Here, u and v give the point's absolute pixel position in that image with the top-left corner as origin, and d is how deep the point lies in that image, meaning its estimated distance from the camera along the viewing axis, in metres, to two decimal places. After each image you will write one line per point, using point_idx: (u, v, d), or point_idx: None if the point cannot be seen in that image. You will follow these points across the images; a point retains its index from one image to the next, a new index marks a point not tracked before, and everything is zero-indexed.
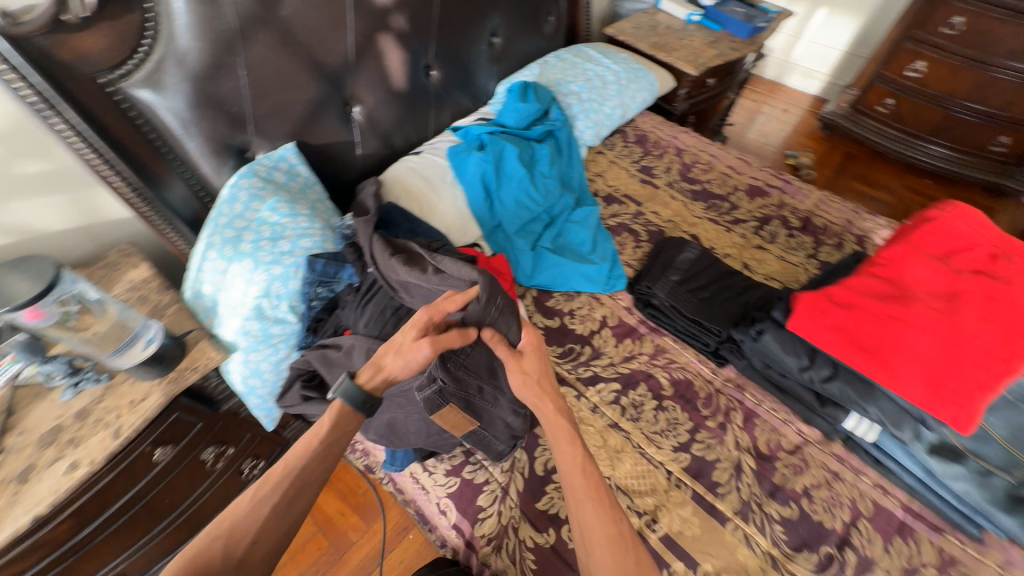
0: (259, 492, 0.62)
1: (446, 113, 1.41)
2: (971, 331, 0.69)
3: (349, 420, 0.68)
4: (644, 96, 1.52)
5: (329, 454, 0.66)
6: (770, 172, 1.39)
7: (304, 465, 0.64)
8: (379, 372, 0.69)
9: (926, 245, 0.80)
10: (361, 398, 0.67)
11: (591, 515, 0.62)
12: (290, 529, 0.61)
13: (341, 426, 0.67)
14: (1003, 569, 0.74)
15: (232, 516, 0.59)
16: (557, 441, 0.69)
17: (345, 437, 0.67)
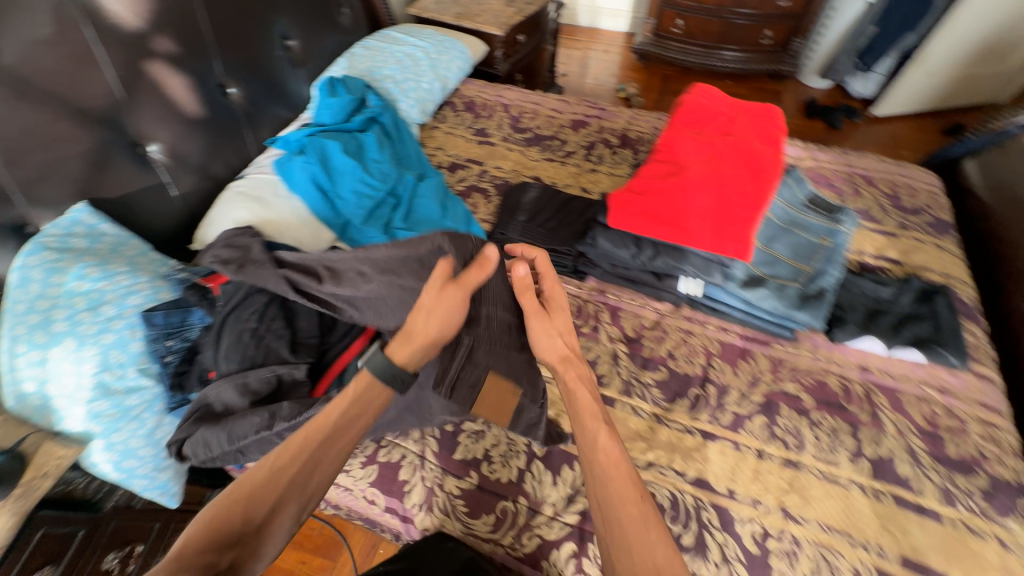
0: (277, 461, 0.58)
1: (265, 129, 1.35)
2: (730, 182, 0.87)
3: (374, 393, 0.65)
4: (459, 64, 1.58)
5: (352, 427, 0.62)
6: (586, 105, 1.55)
7: (327, 435, 0.60)
8: (406, 341, 0.69)
9: (688, 125, 0.96)
10: (391, 370, 0.66)
11: (611, 487, 0.58)
12: (309, 498, 0.58)
13: (365, 399, 0.64)
14: (812, 352, 0.96)
15: (249, 485, 0.56)
16: (584, 422, 0.65)
17: (368, 410, 0.64)
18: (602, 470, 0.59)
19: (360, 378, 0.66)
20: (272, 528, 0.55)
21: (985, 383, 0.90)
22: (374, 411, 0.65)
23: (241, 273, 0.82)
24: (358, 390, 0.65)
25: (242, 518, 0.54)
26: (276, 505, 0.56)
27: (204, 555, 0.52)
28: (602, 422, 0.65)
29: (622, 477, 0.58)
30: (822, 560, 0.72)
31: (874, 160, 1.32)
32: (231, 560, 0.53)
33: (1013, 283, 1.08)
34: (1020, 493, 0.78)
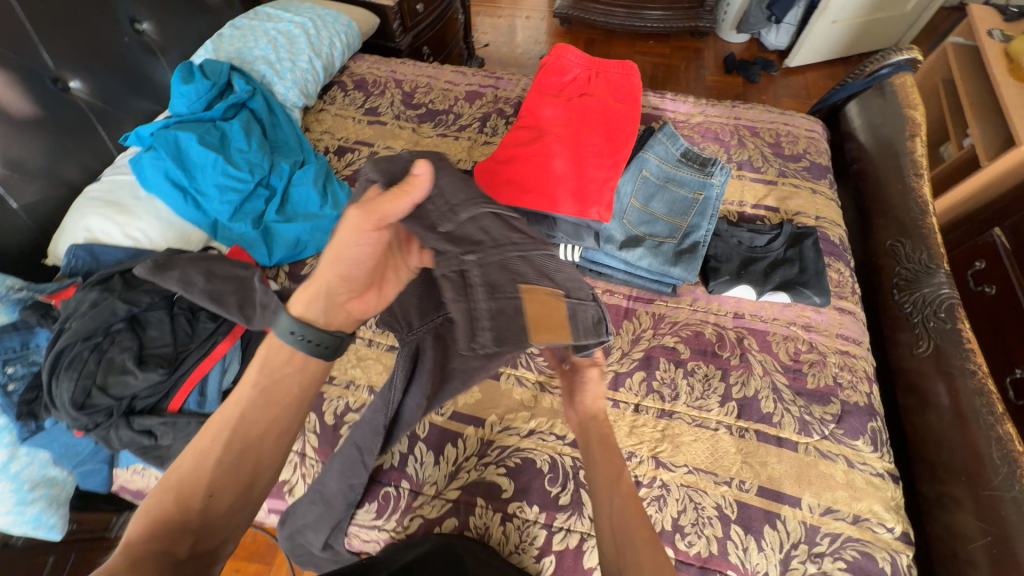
0: (201, 443, 0.50)
1: (127, 125, 1.23)
2: (586, 143, 0.90)
3: (291, 359, 0.55)
4: (345, 40, 1.47)
5: (280, 392, 0.54)
6: (483, 75, 1.49)
7: (250, 405, 0.52)
8: (309, 287, 0.56)
9: (548, 89, 1.01)
10: (302, 326, 0.54)
11: (631, 512, 0.54)
12: (252, 474, 0.51)
13: (280, 363, 0.54)
14: (691, 305, 0.98)
15: (177, 474, 0.48)
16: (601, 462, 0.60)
17: (292, 377, 0.55)
18: (623, 531, 0.53)
19: (270, 344, 0.55)
20: (219, 512, 0.48)
21: (846, 317, 0.95)
22: (303, 375, 0.56)
23: (261, 324, 0.83)
24: (284, 359, 0.55)
25: (180, 505, 0.47)
26: (215, 487, 0.48)
27: (148, 546, 0.44)
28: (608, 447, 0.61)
29: (644, 534, 0.52)
30: (688, 500, 0.77)
31: (761, 110, 1.33)
32: (190, 546, 0.45)
33: (880, 220, 1.14)
34: (868, 414, 0.84)
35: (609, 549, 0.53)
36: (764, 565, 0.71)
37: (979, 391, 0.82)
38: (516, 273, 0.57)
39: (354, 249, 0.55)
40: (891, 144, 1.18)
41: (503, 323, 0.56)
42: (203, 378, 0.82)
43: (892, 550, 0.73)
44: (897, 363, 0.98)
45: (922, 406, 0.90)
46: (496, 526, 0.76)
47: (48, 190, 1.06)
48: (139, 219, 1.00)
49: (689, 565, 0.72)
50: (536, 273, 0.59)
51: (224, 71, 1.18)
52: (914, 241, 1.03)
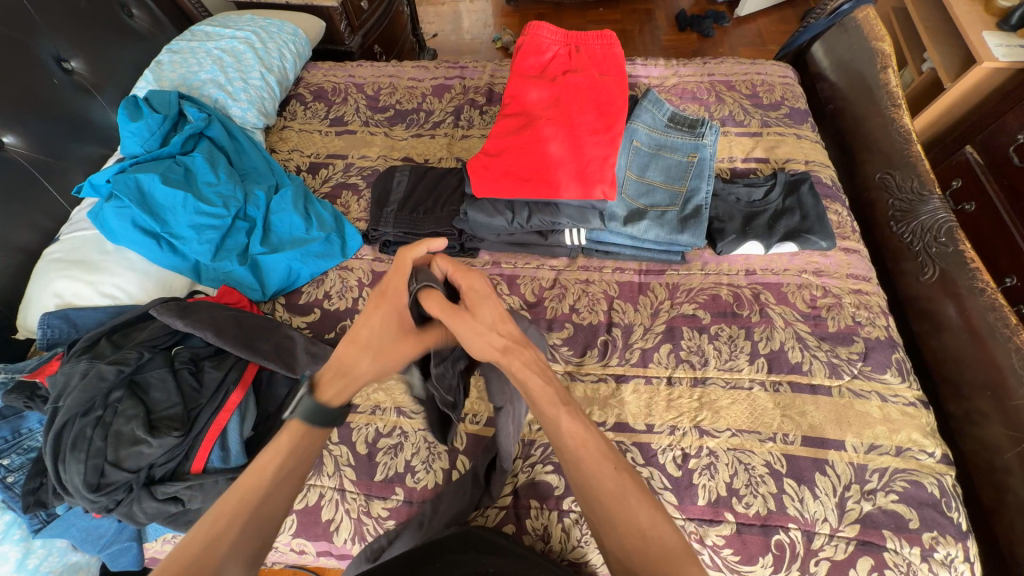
0: (212, 526, 0.46)
1: (76, 176, 1.13)
2: (579, 121, 0.88)
3: (312, 435, 0.55)
4: (294, 49, 1.39)
5: (299, 464, 0.53)
6: (446, 67, 1.43)
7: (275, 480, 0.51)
8: (342, 379, 0.58)
9: (528, 70, 0.98)
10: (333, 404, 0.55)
11: (596, 469, 0.51)
12: (264, 550, 0.48)
13: (303, 437, 0.54)
14: (702, 270, 0.98)
15: (182, 561, 0.44)
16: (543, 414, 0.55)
17: (311, 449, 0.55)
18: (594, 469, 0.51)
19: (295, 425, 0.54)
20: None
21: (853, 256, 0.97)
22: (318, 444, 0.56)
23: (271, 362, 0.80)
24: (300, 431, 0.54)
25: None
26: (222, 568, 0.44)
27: None
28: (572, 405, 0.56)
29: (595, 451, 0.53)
30: (738, 463, 0.77)
31: (733, 62, 1.31)
32: None
33: (865, 155, 1.15)
34: (891, 347, 0.86)
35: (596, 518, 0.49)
36: (822, 511, 0.73)
37: (991, 307, 0.85)
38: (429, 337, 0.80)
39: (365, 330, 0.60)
40: (863, 78, 1.19)
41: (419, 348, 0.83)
42: (223, 432, 0.77)
43: (938, 474, 0.75)
44: (905, 292, 1.01)
45: (936, 329, 0.93)
46: (555, 525, 0.75)
47: (4, 259, 0.97)
48: (114, 276, 0.93)
49: (751, 526, 0.73)
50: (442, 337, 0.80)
51: (174, 101, 1.09)
52: (903, 172, 1.05)
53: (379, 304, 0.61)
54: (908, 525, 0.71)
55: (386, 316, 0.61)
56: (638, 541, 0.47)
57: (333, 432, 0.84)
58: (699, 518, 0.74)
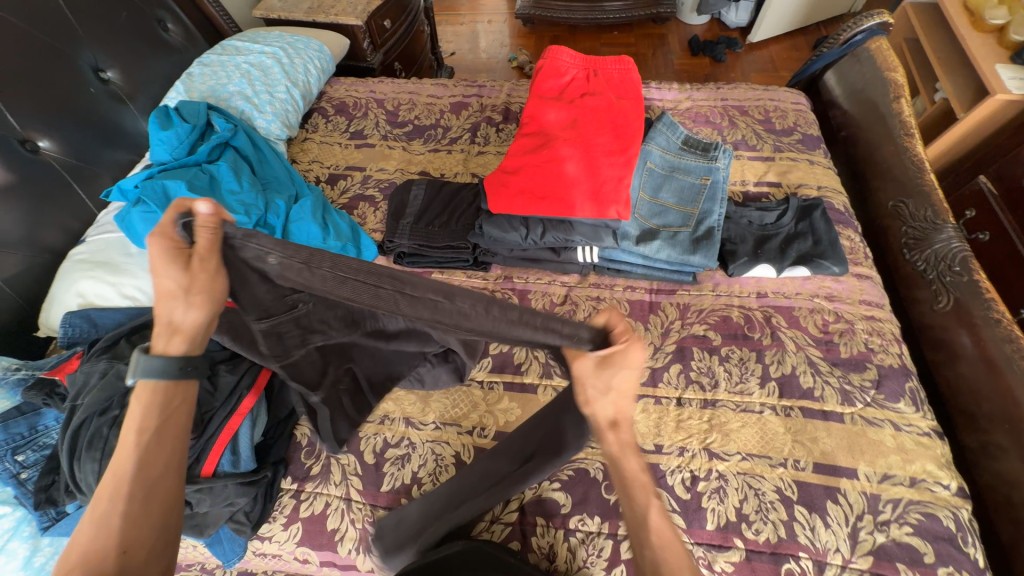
0: (99, 510, 0.50)
1: (106, 179, 1.17)
2: (595, 142, 0.90)
3: (167, 395, 0.56)
4: (319, 65, 1.44)
5: (171, 426, 0.56)
6: (464, 85, 1.47)
7: (145, 452, 0.53)
8: (177, 331, 0.56)
9: (547, 92, 1.01)
10: (175, 361, 0.55)
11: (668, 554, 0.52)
12: (167, 506, 0.53)
13: (166, 400, 0.56)
14: (713, 291, 0.98)
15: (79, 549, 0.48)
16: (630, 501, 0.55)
17: (180, 409, 0.57)
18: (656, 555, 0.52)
19: (141, 398, 0.54)
20: (140, 552, 0.50)
21: (865, 282, 0.97)
22: (182, 402, 0.57)
23: None
24: (150, 399, 0.55)
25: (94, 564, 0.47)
26: (131, 529, 0.50)
27: None
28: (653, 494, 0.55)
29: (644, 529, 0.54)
30: (747, 488, 0.76)
31: (746, 87, 1.33)
32: None
33: (879, 182, 1.16)
34: (905, 375, 0.85)
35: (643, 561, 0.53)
36: (834, 541, 0.71)
37: (1006, 338, 0.84)
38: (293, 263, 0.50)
39: (167, 282, 0.53)
40: (876, 107, 1.20)
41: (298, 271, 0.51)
42: (234, 437, 0.77)
43: (953, 507, 0.74)
44: (918, 320, 1.00)
45: (951, 359, 0.92)
46: (561, 543, 0.74)
47: (32, 257, 1.00)
48: (135, 278, 0.95)
49: (761, 554, 0.71)
50: (289, 266, 0.51)
51: (203, 112, 1.14)
52: (916, 200, 1.05)
53: (168, 257, 0.52)
54: (923, 559, 0.70)
55: (170, 263, 0.52)
56: None
57: None
58: (708, 543, 0.73)
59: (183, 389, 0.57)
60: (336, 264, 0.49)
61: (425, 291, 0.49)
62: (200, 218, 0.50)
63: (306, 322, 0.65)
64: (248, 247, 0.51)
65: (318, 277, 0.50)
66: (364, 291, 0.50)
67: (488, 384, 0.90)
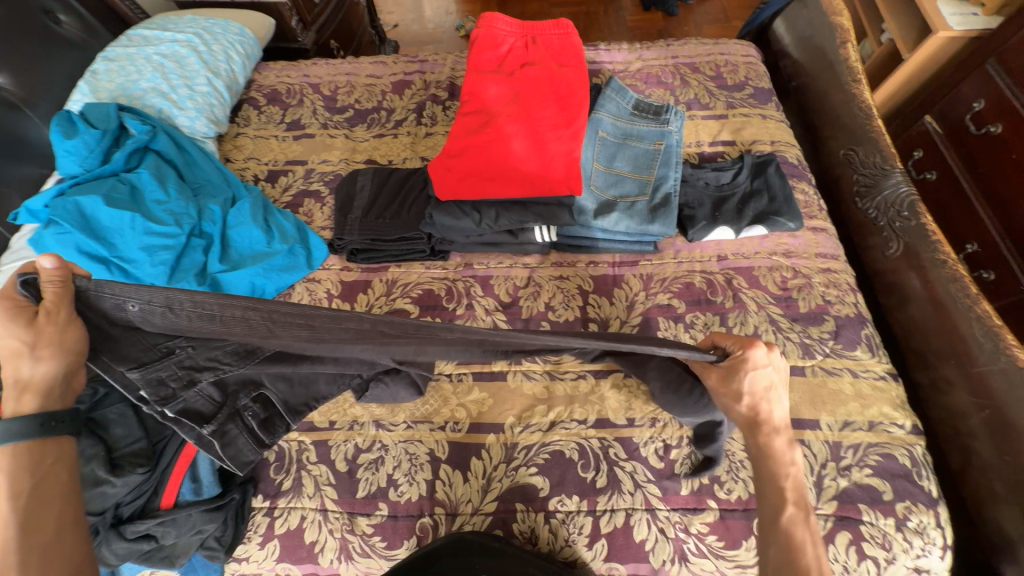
0: None
1: (14, 199, 1.05)
2: (540, 118, 0.86)
3: (36, 457, 0.50)
4: (241, 51, 1.31)
5: (48, 487, 0.50)
6: (405, 60, 1.37)
7: (27, 516, 0.48)
8: (27, 388, 0.51)
9: (484, 64, 0.95)
10: (34, 417, 0.50)
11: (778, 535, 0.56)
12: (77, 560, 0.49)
13: (33, 463, 0.50)
14: (675, 258, 0.98)
15: None
16: (771, 512, 0.58)
17: (56, 467, 0.51)
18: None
19: (1, 468, 0.48)
20: None
21: (820, 235, 0.98)
22: (59, 459, 0.52)
23: None
24: (10, 469, 0.48)
25: None
26: None
27: None
28: (805, 515, 0.57)
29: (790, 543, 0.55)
30: None
31: (696, 42, 1.29)
32: None
33: (830, 131, 1.16)
34: (860, 323, 0.88)
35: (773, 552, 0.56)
36: None
37: (952, 278, 0.87)
38: (165, 302, 0.50)
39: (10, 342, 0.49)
40: (824, 54, 1.18)
41: (170, 316, 0.51)
42: (192, 463, 0.73)
43: (908, 445, 0.77)
44: (872, 266, 1.02)
45: (903, 302, 0.94)
46: (542, 526, 0.75)
47: None
48: None
49: (733, 511, 0.74)
50: (155, 311, 0.51)
51: (113, 114, 1.03)
52: (865, 147, 1.06)
53: (10, 316, 0.49)
54: (882, 497, 0.73)
55: (11, 321, 0.49)
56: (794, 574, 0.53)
57: (311, 451, 0.82)
58: (683, 507, 0.75)
59: (57, 444, 0.52)
60: (194, 302, 0.49)
61: (287, 315, 0.50)
62: (44, 273, 0.50)
63: (191, 363, 0.57)
64: (106, 298, 0.52)
65: (186, 319, 0.51)
66: (231, 323, 0.51)
67: (456, 378, 0.88)
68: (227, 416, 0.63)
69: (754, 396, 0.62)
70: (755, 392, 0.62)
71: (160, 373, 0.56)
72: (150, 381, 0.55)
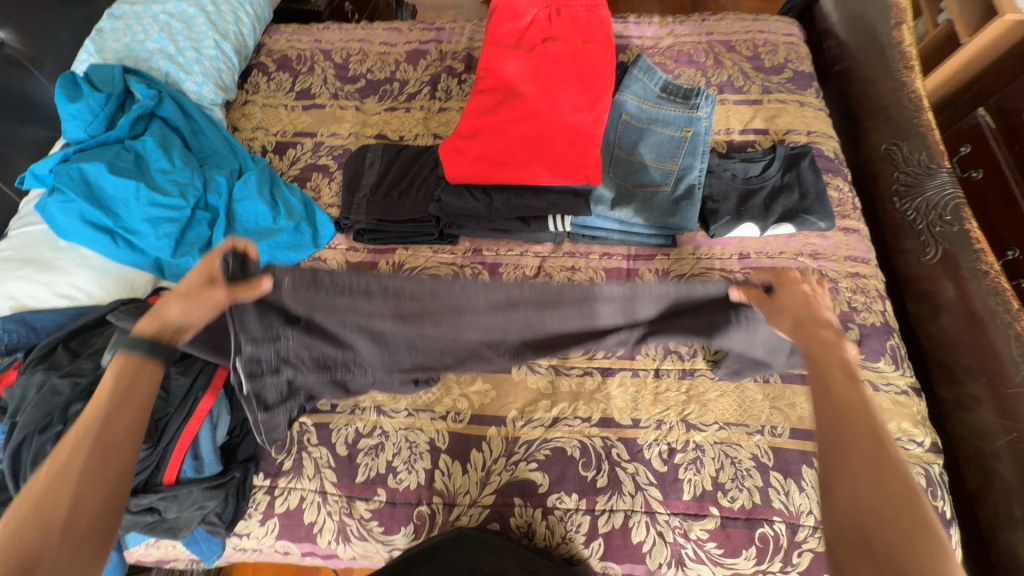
0: (56, 462, 0.48)
1: (23, 163, 1.04)
2: (560, 99, 0.81)
3: (135, 371, 0.56)
4: (250, 12, 1.25)
5: (132, 397, 0.55)
6: (421, 28, 1.30)
7: (108, 416, 0.52)
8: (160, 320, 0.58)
9: (504, 38, 0.89)
10: (145, 341, 0.57)
11: (839, 401, 0.51)
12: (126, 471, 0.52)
13: (133, 375, 0.56)
14: (694, 254, 0.93)
15: (32, 491, 0.46)
16: (820, 382, 0.54)
17: (144, 383, 0.56)
18: (858, 495, 0.45)
19: (114, 368, 0.55)
20: (92, 510, 0.48)
21: (852, 236, 0.92)
22: (150, 377, 0.57)
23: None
24: (116, 375, 0.55)
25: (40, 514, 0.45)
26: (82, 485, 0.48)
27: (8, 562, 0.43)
28: (855, 378, 0.53)
29: (860, 421, 0.49)
30: (724, 457, 0.76)
31: (734, 18, 1.19)
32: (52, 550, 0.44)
33: (872, 122, 1.07)
34: (886, 333, 0.83)
35: (830, 424, 0.50)
36: (807, 504, 0.72)
37: (993, 290, 0.81)
38: (318, 283, 0.60)
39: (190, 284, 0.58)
40: (875, 36, 1.08)
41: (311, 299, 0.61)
42: (194, 441, 0.74)
43: (924, 463, 0.74)
44: (904, 273, 0.96)
45: (934, 311, 0.89)
46: (539, 521, 0.75)
47: None
48: (69, 274, 0.87)
49: (735, 520, 0.72)
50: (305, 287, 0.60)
51: (118, 77, 0.99)
52: (911, 142, 0.97)
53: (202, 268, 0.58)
54: None
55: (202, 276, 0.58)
56: (860, 445, 0.47)
57: (312, 434, 0.82)
58: (684, 512, 0.73)
59: (151, 366, 0.57)
60: (343, 282, 0.60)
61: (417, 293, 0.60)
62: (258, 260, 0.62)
63: (285, 355, 0.68)
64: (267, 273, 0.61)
65: (326, 298, 0.60)
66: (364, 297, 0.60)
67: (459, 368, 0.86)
68: (282, 409, 0.75)
69: (803, 299, 0.61)
70: (803, 298, 0.61)
71: (261, 355, 0.67)
72: (250, 357, 0.66)
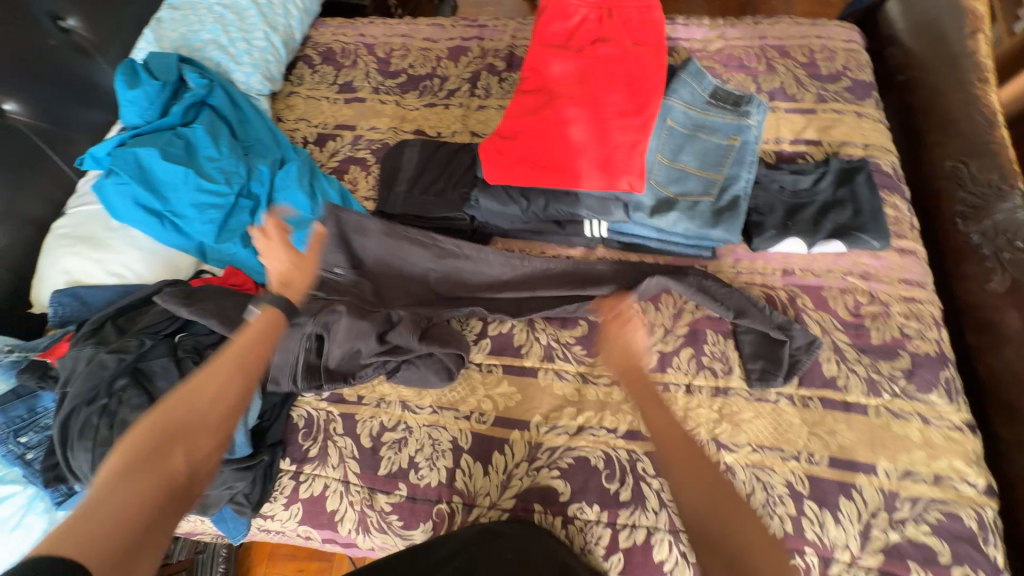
0: (204, 377, 0.58)
1: (83, 145, 1.09)
2: (605, 102, 0.79)
3: (274, 322, 0.68)
4: (299, 6, 1.28)
5: (264, 343, 0.65)
6: (463, 24, 1.29)
7: (248, 355, 0.63)
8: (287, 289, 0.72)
9: (551, 38, 0.88)
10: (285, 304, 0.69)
11: (670, 434, 0.57)
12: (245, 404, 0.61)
13: (272, 325, 0.67)
14: (733, 268, 0.89)
15: (182, 394, 0.56)
16: (650, 416, 0.59)
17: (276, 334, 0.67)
18: (703, 515, 0.50)
19: (262, 315, 0.67)
20: (217, 426, 0.56)
21: (908, 258, 0.87)
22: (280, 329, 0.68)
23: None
24: (261, 323, 0.66)
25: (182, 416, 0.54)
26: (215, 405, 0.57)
27: (149, 448, 0.51)
28: (657, 402, 0.60)
29: (682, 440, 0.56)
30: (756, 481, 0.73)
31: (790, 22, 1.14)
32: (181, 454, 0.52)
33: (937, 137, 1.00)
34: (940, 364, 0.78)
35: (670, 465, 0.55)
36: (843, 538, 0.68)
37: None
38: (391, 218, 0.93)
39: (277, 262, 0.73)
40: (946, 45, 1.01)
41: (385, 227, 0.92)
42: None
43: (977, 505, 0.69)
44: (963, 299, 0.90)
45: (996, 343, 0.83)
46: (558, 530, 0.73)
47: (18, 231, 0.96)
48: (120, 254, 0.91)
49: None
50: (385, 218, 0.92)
51: (173, 65, 1.03)
52: (981, 160, 0.91)
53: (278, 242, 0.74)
54: (937, 558, 0.66)
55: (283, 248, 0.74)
56: (702, 485, 0.52)
57: (338, 423, 0.83)
58: None
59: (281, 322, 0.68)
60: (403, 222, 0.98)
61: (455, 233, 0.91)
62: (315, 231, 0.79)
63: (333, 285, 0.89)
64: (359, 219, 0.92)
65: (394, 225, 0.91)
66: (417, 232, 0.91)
67: (485, 368, 0.86)
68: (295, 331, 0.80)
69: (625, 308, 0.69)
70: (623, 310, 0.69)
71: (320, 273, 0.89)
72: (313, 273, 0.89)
